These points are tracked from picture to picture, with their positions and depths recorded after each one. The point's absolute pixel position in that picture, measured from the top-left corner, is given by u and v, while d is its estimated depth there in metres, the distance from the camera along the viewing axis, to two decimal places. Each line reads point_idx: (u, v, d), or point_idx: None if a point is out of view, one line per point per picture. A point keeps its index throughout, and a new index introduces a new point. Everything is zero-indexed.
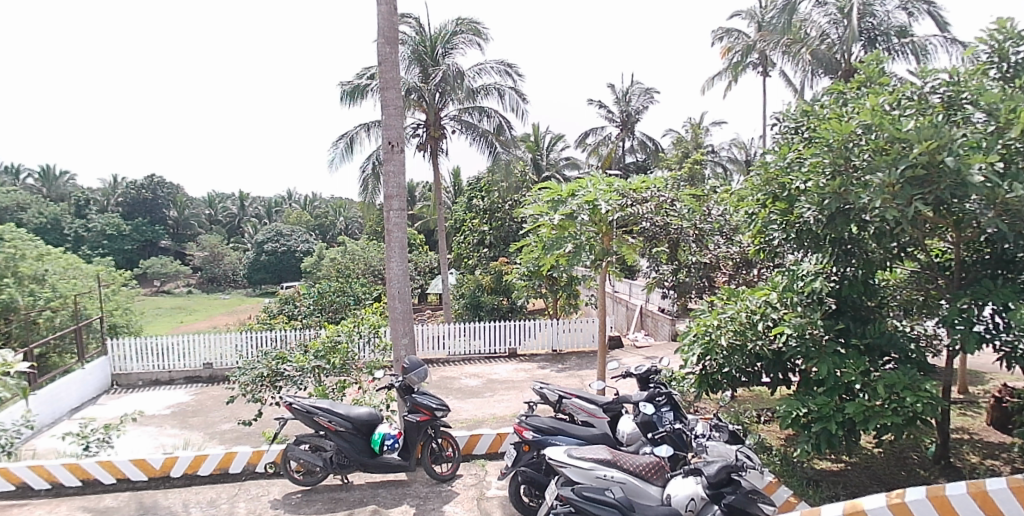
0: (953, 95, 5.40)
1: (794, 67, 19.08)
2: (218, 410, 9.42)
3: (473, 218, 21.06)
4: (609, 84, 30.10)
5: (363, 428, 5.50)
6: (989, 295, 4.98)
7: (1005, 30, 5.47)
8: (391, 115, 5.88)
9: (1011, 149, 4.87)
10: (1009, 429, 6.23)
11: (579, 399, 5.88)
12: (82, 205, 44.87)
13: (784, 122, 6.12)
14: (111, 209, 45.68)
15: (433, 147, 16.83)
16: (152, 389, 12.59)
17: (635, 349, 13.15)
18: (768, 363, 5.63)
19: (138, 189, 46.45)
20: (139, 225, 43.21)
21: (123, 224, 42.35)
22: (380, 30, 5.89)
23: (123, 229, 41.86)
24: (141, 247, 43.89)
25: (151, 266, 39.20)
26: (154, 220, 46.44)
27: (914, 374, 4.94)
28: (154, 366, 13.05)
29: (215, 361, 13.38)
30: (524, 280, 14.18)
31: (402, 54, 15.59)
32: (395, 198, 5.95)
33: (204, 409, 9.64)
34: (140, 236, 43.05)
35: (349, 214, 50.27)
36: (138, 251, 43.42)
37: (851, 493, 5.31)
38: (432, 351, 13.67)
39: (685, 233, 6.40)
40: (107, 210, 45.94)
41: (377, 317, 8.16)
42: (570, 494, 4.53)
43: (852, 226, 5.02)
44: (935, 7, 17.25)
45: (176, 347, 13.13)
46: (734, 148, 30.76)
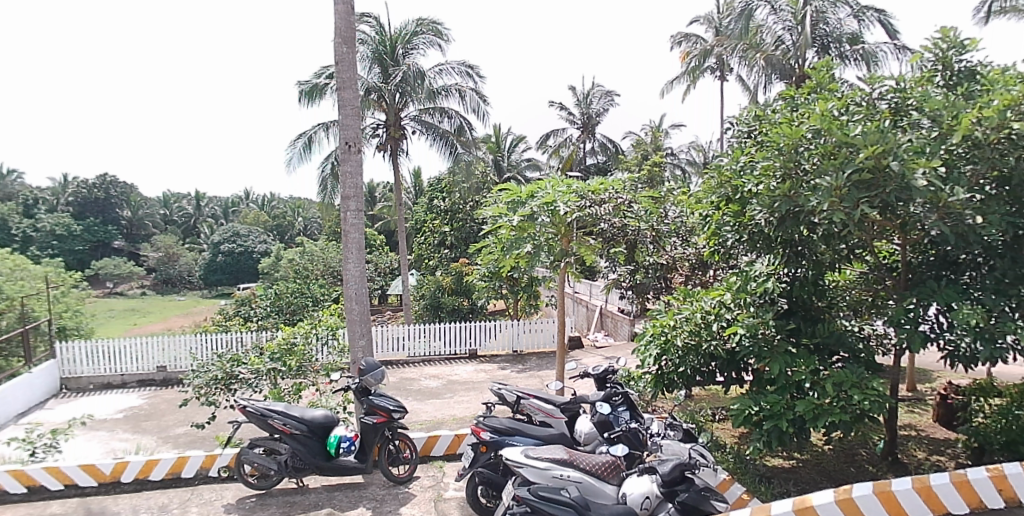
0: (899, 101, 5.57)
1: (749, 72, 19.40)
2: (170, 414, 9.23)
3: (434, 219, 21.01)
4: (570, 85, 30.34)
5: (318, 431, 5.46)
6: (934, 295, 5.19)
7: (948, 39, 5.66)
8: (349, 114, 5.84)
9: (953, 155, 5.18)
10: (954, 426, 6.44)
11: (537, 399, 5.77)
12: (30, 205, 43.54)
13: (738, 126, 6.18)
14: (61, 208, 44.41)
15: (393, 147, 16.78)
16: (103, 393, 12.30)
17: (594, 349, 13.26)
18: (722, 362, 5.69)
19: (90, 188, 45.29)
20: (90, 225, 42.17)
21: (73, 223, 41.17)
22: (337, 29, 5.87)
23: (73, 229, 40.72)
24: (93, 247, 42.86)
25: (104, 267, 38.33)
26: (107, 220, 45.35)
27: (861, 372, 5.09)
28: (106, 370, 12.76)
29: (169, 364, 13.12)
30: (485, 280, 14.20)
31: (362, 53, 15.51)
32: (352, 199, 5.91)
33: (156, 413, 9.43)
34: (92, 236, 41.95)
35: (309, 215, 49.78)
36: (89, 251, 42.30)
37: (803, 490, 5.41)
38: (392, 353, 13.58)
39: (643, 234, 6.37)
40: (56, 209, 44.57)
41: (333, 318, 8.04)
42: (526, 494, 4.58)
43: (802, 228, 5.13)
44: (884, 15, 17.73)
45: (129, 350, 12.85)
46: (693, 151, 31.19)
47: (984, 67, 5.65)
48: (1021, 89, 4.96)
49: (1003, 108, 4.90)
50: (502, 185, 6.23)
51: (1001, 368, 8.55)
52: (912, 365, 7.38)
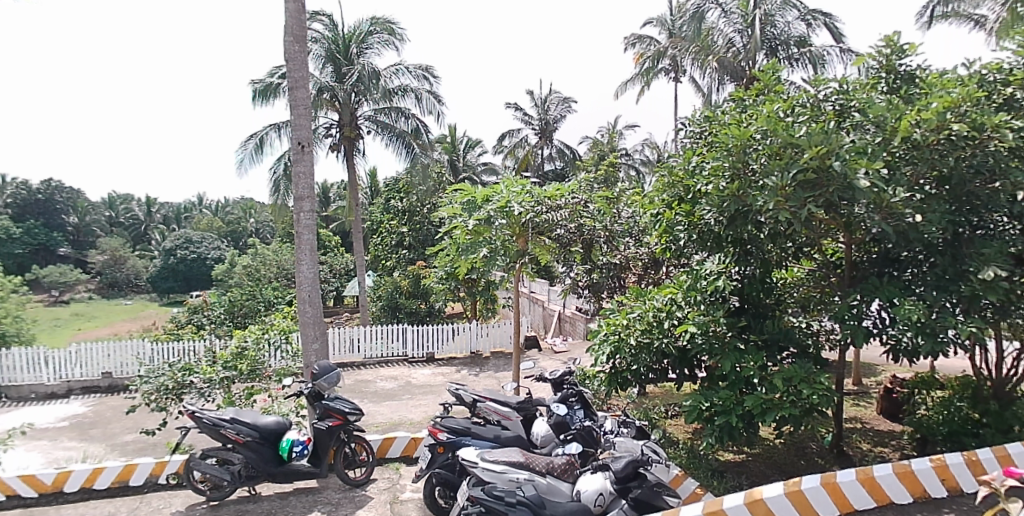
0: (844, 103, 5.72)
1: (702, 74, 19.62)
2: (117, 422, 8.99)
3: (390, 219, 20.84)
4: (527, 88, 30.40)
5: (271, 438, 5.36)
6: (877, 291, 5.35)
7: (892, 44, 5.79)
8: (301, 115, 5.78)
9: (895, 157, 5.31)
10: (899, 418, 6.63)
11: (494, 401, 5.71)
12: None
13: (689, 127, 6.25)
14: None
15: (347, 147, 16.56)
16: (45, 402, 11.89)
17: (551, 350, 13.33)
18: (674, 359, 5.71)
19: (32, 191, 44.01)
20: (32, 228, 40.83)
21: (13, 227, 39.70)
22: (288, 29, 5.85)
23: (14, 233, 39.26)
24: (35, 252, 41.46)
25: (46, 272, 37.02)
26: (50, 225, 43.96)
27: (809, 367, 5.22)
28: (48, 377, 12.35)
29: (116, 371, 12.75)
30: (441, 283, 14.14)
31: (315, 52, 15.37)
32: (305, 200, 5.85)
33: (102, 421, 9.17)
34: (32, 240, 40.60)
35: (263, 217, 48.80)
36: (30, 255, 40.88)
37: (754, 484, 5.51)
38: (348, 356, 13.48)
39: (598, 233, 6.76)
40: None
41: (286, 321, 7.91)
42: (480, 494, 4.67)
43: (750, 227, 5.25)
44: (831, 19, 18.12)
45: (74, 357, 12.48)
46: (648, 152, 31.52)
47: (924, 71, 5.81)
48: (959, 91, 5.15)
49: (942, 110, 5.04)
50: (456, 185, 6.19)
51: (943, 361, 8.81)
52: (859, 360, 7.58)
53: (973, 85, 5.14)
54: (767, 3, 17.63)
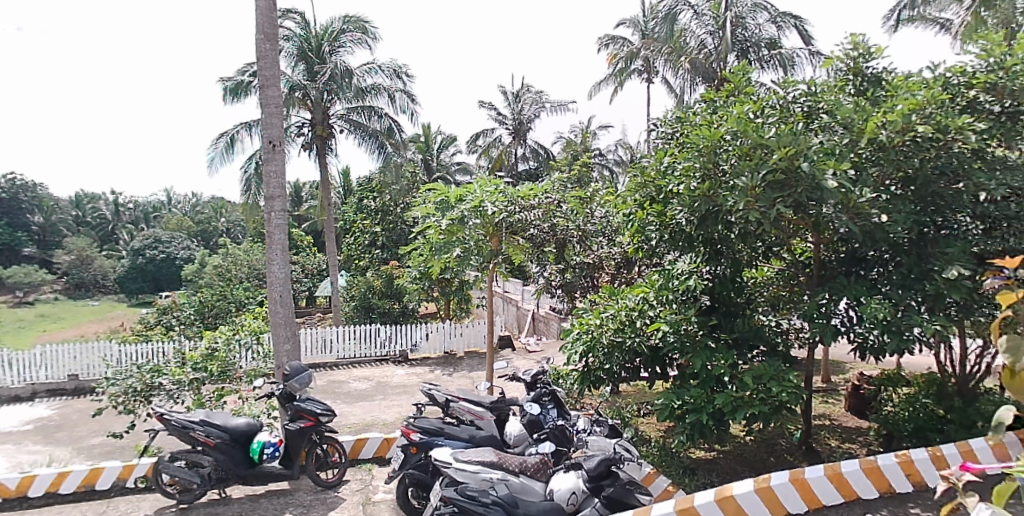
0: (812, 105, 5.79)
1: (674, 75, 19.74)
2: (83, 425, 8.83)
3: (364, 219, 20.73)
4: (500, 87, 30.35)
5: (242, 440, 5.29)
6: (845, 290, 5.43)
7: (859, 46, 5.85)
8: (272, 113, 5.74)
9: (862, 157, 5.37)
10: (866, 415, 6.75)
11: (467, 401, 5.69)
12: None
13: (660, 128, 6.31)
14: None
15: (320, 146, 16.42)
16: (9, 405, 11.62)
17: (525, 350, 13.38)
18: (646, 358, 5.76)
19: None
20: None
21: None
22: (259, 26, 5.81)
23: None
24: None
25: (10, 274, 36.21)
26: (14, 225, 42.96)
27: (778, 365, 5.30)
28: (12, 380, 12.07)
29: (82, 373, 12.49)
30: (415, 282, 14.12)
31: (287, 50, 15.25)
32: (276, 199, 5.82)
33: (68, 424, 9.00)
34: None
35: (234, 216, 48.11)
36: None
37: (725, 481, 5.57)
38: (320, 357, 13.36)
39: (571, 233, 6.65)
40: None
41: (255, 322, 7.81)
42: (453, 493, 4.70)
43: (720, 227, 5.31)
44: (801, 21, 18.31)
45: (38, 359, 12.21)
46: (621, 152, 31.68)
47: (890, 74, 5.92)
48: (923, 94, 5.23)
49: (907, 112, 5.12)
50: (430, 185, 6.17)
51: (908, 358, 9.00)
52: (828, 358, 7.70)
53: (936, 88, 5.25)
54: (737, 5, 17.82)
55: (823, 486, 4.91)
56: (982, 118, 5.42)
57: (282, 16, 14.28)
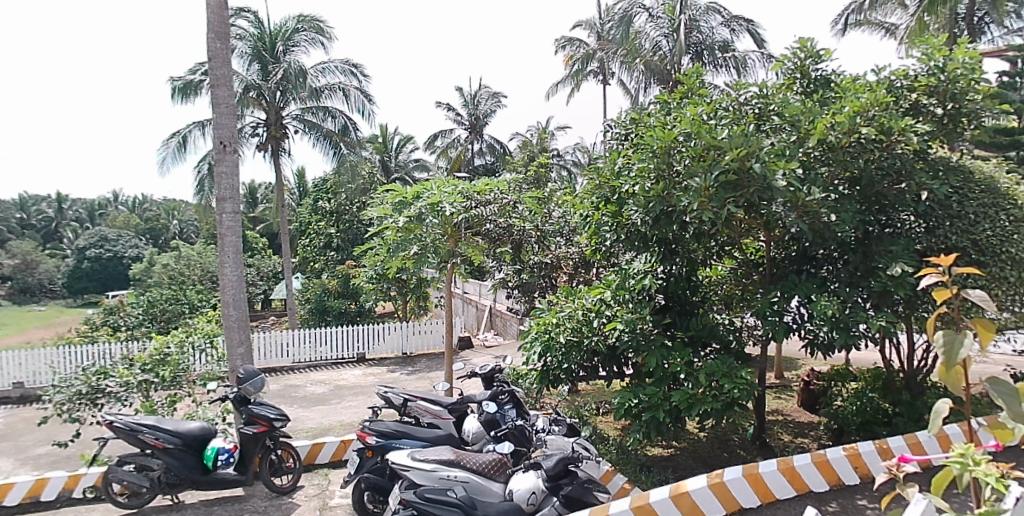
0: (763, 107, 5.93)
1: (630, 77, 19.93)
2: (28, 434, 8.57)
3: (320, 220, 20.51)
4: (456, 86, 30.29)
5: (194, 444, 5.19)
6: (796, 288, 5.56)
7: (806, 49, 5.98)
8: (223, 114, 5.76)
9: (810, 157, 5.49)
10: (816, 409, 6.91)
11: (424, 401, 5.70)
12: None
13: (615, 128, 6.37)
14: None
15: (274, 147, 16.21)
16: None
17: (484, 349, 13.46)
18: (604, 357, 5.80)
19: None
20: None
21: None
22: (211, 25, 5.77)
23: None
24: None
25: None
26: None
27: (731, 362, 5.39)
28: None
29: (27, 380, 12.07)
30: (372, 283, 14.09)
31: (240, 49, 15.06)
32: (228, 201, 5.78)
33: (11, 434, 8.71)
34: None
35: (185, 217, 46.87)
36: None
37: (680, 477, 5.66)
38: (276, 360, 13.16)
39: (528, 235, 6.82)
40: None
41: (208, 325, 7.65)
42: (412, 497, 4.65)
43: (675, 226, 5.39)
44: (752, 25, 18.61)
45: None
46: (578, 152, 31.96)
47: (838, 76, 6.04)
48: (868, 97, 5.36)
49: (853, 114, 5.24)
50: (386, 186, 6.14)
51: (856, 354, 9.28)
52: (780, 354, 7.88)
53: (880, 90, 5.37)
54: (691, 8, 18.04)
55: (775, 480, 5.02)
56: (924, 121, 5.62)
57: (234, 14, 14.04)
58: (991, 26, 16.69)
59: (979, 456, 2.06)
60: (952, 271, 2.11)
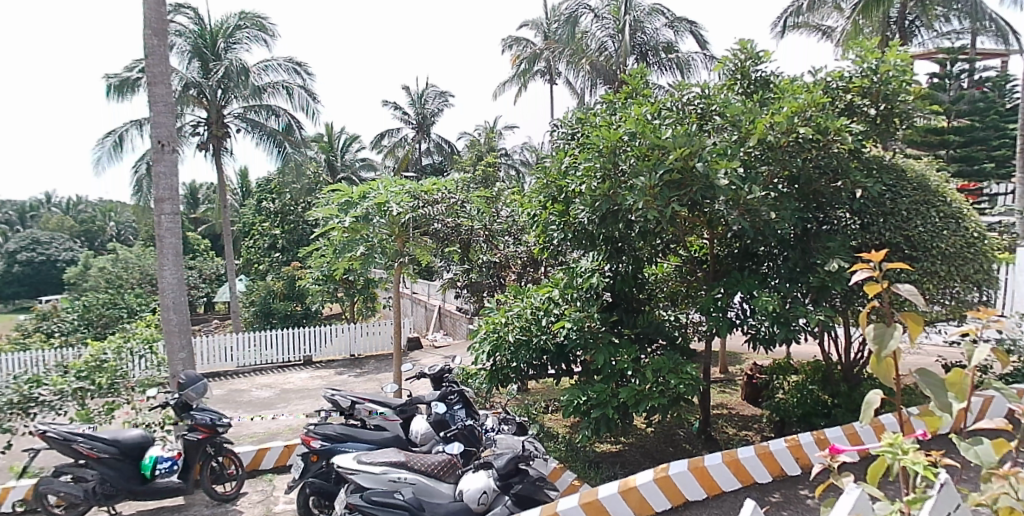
0: (705, 107, 6.05)
1: (577, 77, 20.07)
2: None
3: (263, 221, 20.08)
4: (404, 85, 30.20)
5: (131, 453, 5.04)
6: (739, 284, 5.67)
7: (746, 51, 6.11)
8: (161, 112, 5.62)
9: (751, 156, 5.58)
10: (759, 403, 7.09)
11: (372, 403, 5.67)
12: None
13: (561, 128, 6.42)
14: None
15: (215, 146, 15.99)
16: None
17: (433, 349, 13.49)
18: (552, 355, 5.83)
19: None
20: None
21: None
22: (147, 21, 5.59)
23: None
24: None
25: None
26: None
27: (677, 358, 5.48)
28: None
29: None
30: (318, 284, 13.96)
31: (179, 46, 14.84)
32: (166, 202, 5.67)
33: None
34: None
35: (121, 217, 45.21)
36: None
37: (627, 473, 5.75)
38: (220, 364, 12.97)
39: (476, 233, 6.90)
40: None
41: (147, 330, 7.44)
42: (359, 501, 4.61)
43: (621, 225, 5.46)
44: (695, 26, 18.90)
45: None
46: (527, 152, 32.12)
47: (776, 77, 6.19)
48: (804, 97, 5.47)
49: (791, 114, 5.35)
50: (332, 186, 6.16)
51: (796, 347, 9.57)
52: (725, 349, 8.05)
53: (816, 91, 5.48)
54: (636, 9, 18.08)
55: (719, 473, 5.12)
56: (858, 121, 5.79)
57: (173, 10, 13.75)
58: (916, 31, 17.39)
59: (908, 445, 2.09)
60: (882, 266, 2.18)
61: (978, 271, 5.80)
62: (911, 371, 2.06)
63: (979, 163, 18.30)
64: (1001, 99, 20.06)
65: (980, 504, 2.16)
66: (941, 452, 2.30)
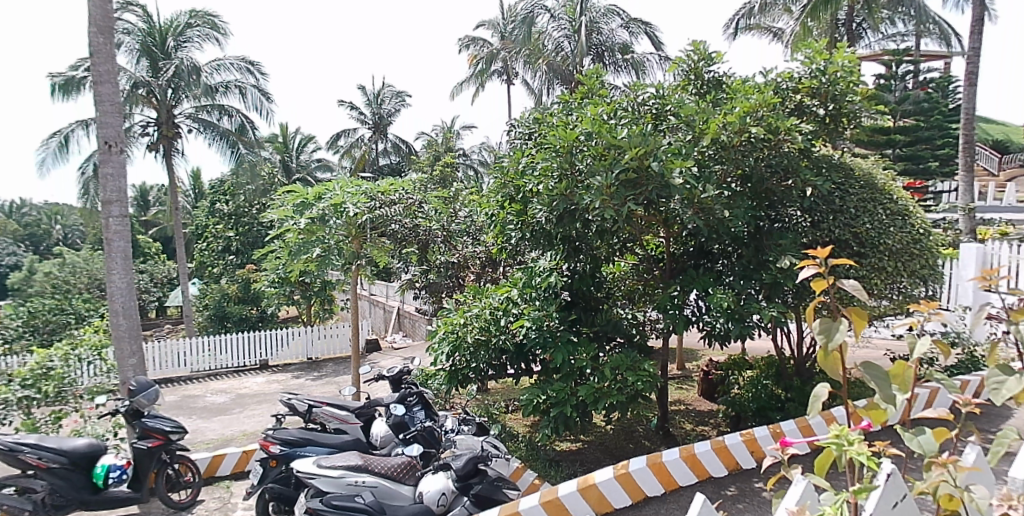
0: (660, 107, 6.14)
1: (533, 77, 20.17)
2: None
3: (215, 223, 19.67)
4: (359, 85, 30.02)
5: (82, 462, 4.87)
6: (694, 282, 5.76)
7: (699, 52, 6.20)
8: (108, 112, 5.52)
9: (704, 156, 5.65)
10: (715, 398, 7.22)
11: (331, 406, 5.63)
12: None
13: (519, 127, 6.44)
14: None
15: (166, 147, 15.68)
16: None
17: (392, 350, 13.47)
18: (511, 355, 5.87)
19: None
20: None
21: None
22: (92, 18, 5.47)
23: None
24: None
25: None
26: None
27: (635, 355, 5.55)
28: None
29: None
30: (274, 287, 13.83)
31: (125, 45, 14.54)
32: (114, 204, 5.61)
33: None
34: None
35: (68, 221, 44.02)
36: None
37: (587, 470, 5.81)
38: (172, 370, 12.75)
39: (434, 234, 6.93)
40: None
41: (95, 335, 7.25)
42: (319, 505, 4.52)
43: (577, 225, 5.50)
44: (650, 28, 19.13)
45: None
46: (485, 152, 32.19)
47: (728, 78, 6.30)
48: (756, 98, 5.54)
49: (742, 114, 5.42)
50: (287, 187, 6.19)
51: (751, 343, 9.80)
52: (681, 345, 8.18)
53: (766, 91, 5.58)
54: (591, 10, 18.25)
55: (677, 468, 5.17)
56: (808, 121, 5.93)
57: (120, 8, 13.47)
58: (861, 33, 17.89)
59: (852, 435, 2.01)
60: (827, 261, 2.12)
61: (923, 266, 6.03)
62: (857, 365, 1.99)
63: (924, 162, 19.18)
64: (944, 99, 20.80)
65: (923, 493, 2.10)
66: (885, 443, 2.22)
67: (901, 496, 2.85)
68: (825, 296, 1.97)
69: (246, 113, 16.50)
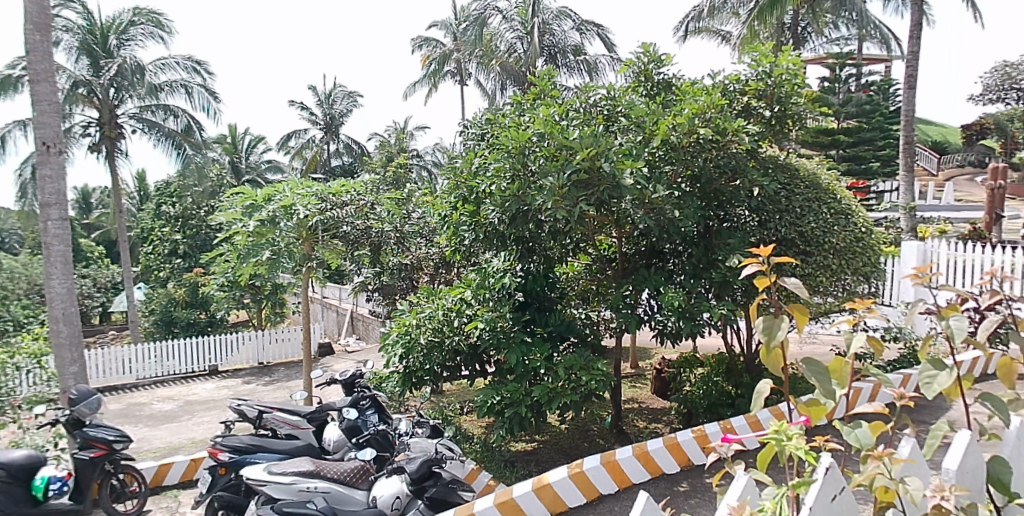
0: (611, 107, 6.21)
1: (487, 78, 20.22)
2: None
3: (162, 226, 19.22)
4: (311, 84, 29.66)
5: (21, 475, 4.72)
6: (646, 282, 5.83)
7: (649, 54, 6.30)
8: (46, 112, 5.45)
9: (654, 157, 5.69)
10: (667, 395, 7.35)
11: (281, 412, 5.53)
12: None
13: (471, 128, 6.47)
14: None
15: (109, 148, 15.31)
16: None
17: (345, 354, 13.40)
18: (465, 356, 5.93)
19: None
20: None
21: None
22: (28, 15, 5.35)
23: None
24: None
25: None
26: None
27: (588, 355, 5.59)
28: None
29: None
30: (223, 292, 13.62)
31: (64, 43, 14.09)
32: (52, 207, 5.58)
33: None
34: None
35: None
36: None
37: (541, 469, 5.87)
38: (117, 377, 12.44)
39: (385, 235, 6.94)
40: None
41: (34, 341, 7.06)
42: (269, 512, 4.35)
43: (530, 225, 5.53)
44: (602, 30, 19.28)
45: None
46: (440, 153, 32.16)
47: (678, 79, 6.40)
48: (705, 99, 5.61)
49: (691, 116, 5.49)
50: (236, 189, 6.16)
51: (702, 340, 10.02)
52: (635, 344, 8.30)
53: (715, 93, 5.65)
54: (543, 12, 18.35)
55: (630, 466, 5.24)
56: (755, 122, 6.04)
57: (59, 4, 13.09)
58: (806, 36, 18.35)
59: (791, 431, 2.04)
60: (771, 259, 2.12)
61: (866, 264, 6.23)
62: (798, 360, 2.01)
63: (865, 162, 19.69)
64: (885, 101, 21.52)
65: (858, 486, 2.13)
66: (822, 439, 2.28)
67: (839, 490, 2.68)
68: (767, 295, 1.97)
69: (193, 114, 16.17)
